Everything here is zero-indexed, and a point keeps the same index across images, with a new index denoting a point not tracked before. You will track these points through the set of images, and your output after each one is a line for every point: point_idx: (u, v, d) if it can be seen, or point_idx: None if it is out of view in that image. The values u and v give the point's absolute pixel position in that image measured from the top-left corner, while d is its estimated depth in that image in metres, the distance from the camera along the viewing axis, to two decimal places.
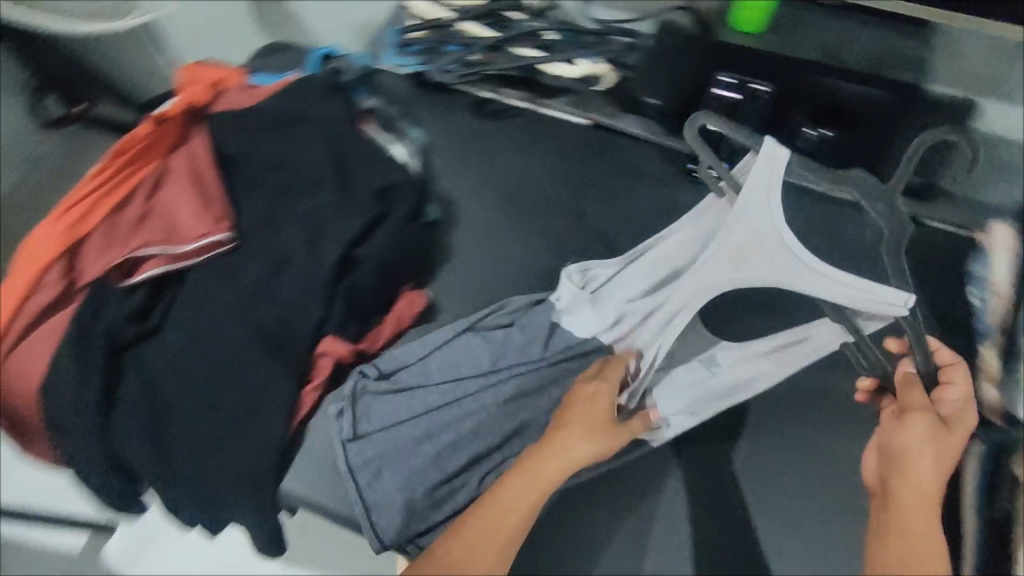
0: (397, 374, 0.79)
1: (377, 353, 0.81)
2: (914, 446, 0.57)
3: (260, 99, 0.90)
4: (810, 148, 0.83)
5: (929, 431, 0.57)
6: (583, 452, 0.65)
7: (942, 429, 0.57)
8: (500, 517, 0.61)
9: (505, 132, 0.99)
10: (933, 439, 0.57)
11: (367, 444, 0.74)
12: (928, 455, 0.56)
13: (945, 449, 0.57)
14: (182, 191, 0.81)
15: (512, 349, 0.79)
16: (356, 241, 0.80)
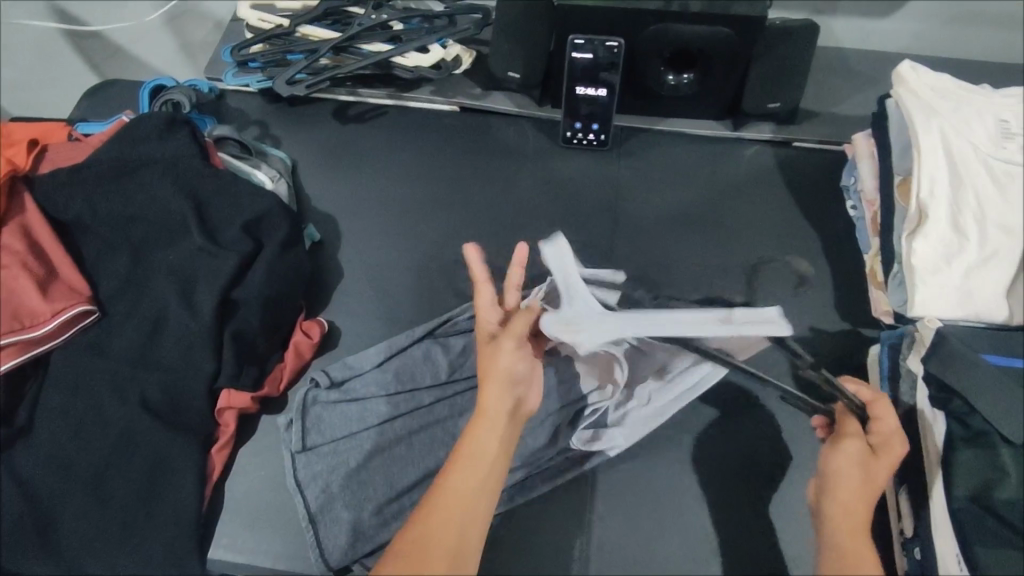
0: (350, 383, 0.75)
1: (324, 366, 0.77)
2: (846, 475, 0.60)
3: (91, 150, 0.82)
4: (673, 92, 0.89)
5: (863, 468, 0.60)
6: (501, 376, 0.61)
7: (869, 461, 0.60)
8: (479, 458, 0.58)
9: (374, 135, 0.95)
10: (857, 473, 0.60)
11: (314, 461, 0.70)
12: (857, 482, 0.59)
13: (877, 478, 0.60)
14: (22, 267, 0.73)
15: (465, 343, 0.77)
16: (233, 282, 0.75)
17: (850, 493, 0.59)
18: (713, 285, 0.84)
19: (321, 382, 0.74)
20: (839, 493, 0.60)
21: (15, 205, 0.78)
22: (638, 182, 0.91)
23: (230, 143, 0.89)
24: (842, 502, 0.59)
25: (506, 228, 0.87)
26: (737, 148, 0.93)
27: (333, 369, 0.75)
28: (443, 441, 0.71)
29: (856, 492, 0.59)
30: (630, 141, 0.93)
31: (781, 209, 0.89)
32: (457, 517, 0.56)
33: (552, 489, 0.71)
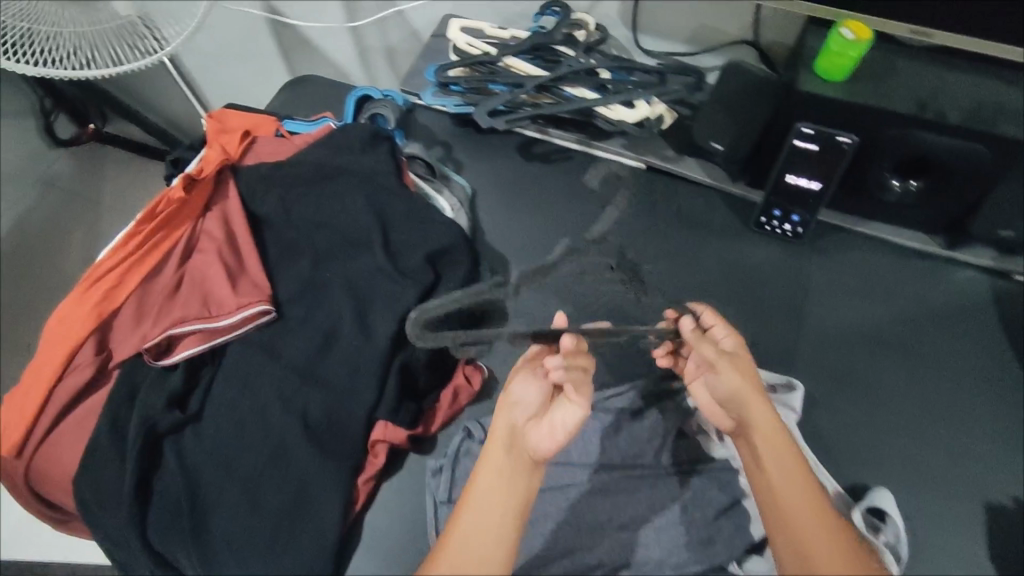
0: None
1: (478, 415, 0.76)
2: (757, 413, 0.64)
3: (295, 149, 0.83)
4: (895, 200, 0.82)
5: (735, 373, 0.67)
6: (511, 407, 0.66)
7: (736, 363, 0.68)
8: (502, 475, 0.61)
9: (557, 179, 0.93)
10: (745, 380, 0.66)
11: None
12: (766, 413, 0.64)
13: (750, 376, 0.67)
14: (218, 257, 0.76)
15: (627, 432, 0.74)
16: (409, 313, 0.74)
17: (786, 472, 0.61)
18: (901, 419, 0.76)
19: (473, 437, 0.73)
20: (770, 462, 0.62)
21: (220, 192, 0.81)
22: (829, 286, 0.84)
23: (417, 162, 0.90)
24: (791, 492, 0.59)
25: (678, 306, 0.83)
26: (947, 269, 0.84)
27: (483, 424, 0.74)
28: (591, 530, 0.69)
29: (768, 427, 0.63)
30: (827, 239, 0.87)
31: (991, 350, 0.79)
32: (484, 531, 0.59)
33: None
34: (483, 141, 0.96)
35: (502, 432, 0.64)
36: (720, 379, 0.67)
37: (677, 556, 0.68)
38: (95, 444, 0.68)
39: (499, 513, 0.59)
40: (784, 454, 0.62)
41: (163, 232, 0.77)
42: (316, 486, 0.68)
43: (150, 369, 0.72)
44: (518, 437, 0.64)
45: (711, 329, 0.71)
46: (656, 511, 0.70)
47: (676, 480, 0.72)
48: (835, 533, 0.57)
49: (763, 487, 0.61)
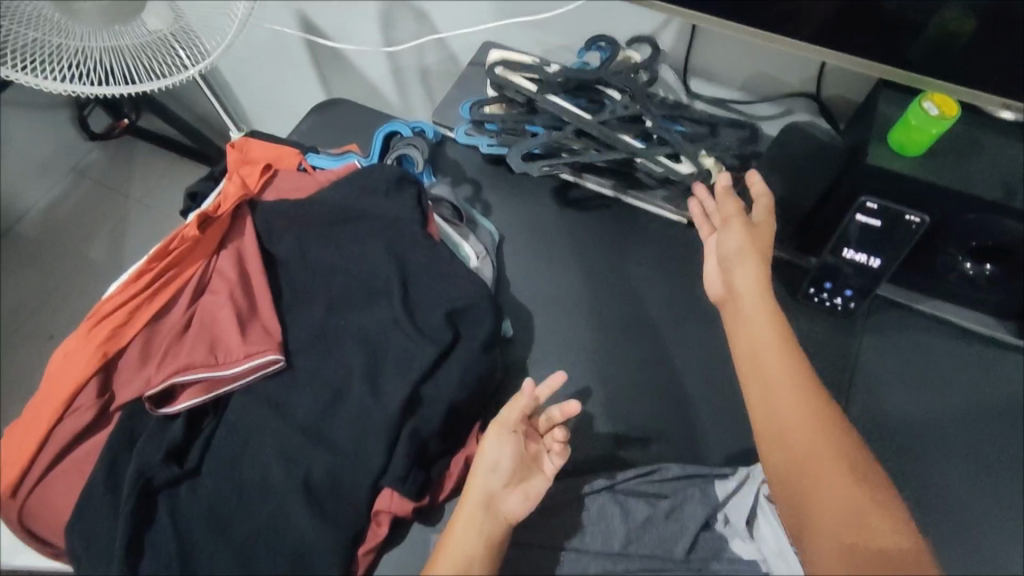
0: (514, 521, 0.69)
1: None
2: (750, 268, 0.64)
3: (318, 187, 0.79)
4: (964, 280, 0.75)
5: (740, 236, 0.66)
6: (490, 462, 0.61)
7: (751, 231, 0.67)
8: (478, 521, 0.58)
9: (591, 228, 0.87)
10: (750, 251, 0.65)
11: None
12: (764, 305, 0.62)
13: (761, 240, 0.66)
14: (229, 299, 0.72)
15: (648, 522, 0.68)
16: (424, 377, 0.69)
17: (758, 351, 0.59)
18: (954, 530, 0.68)
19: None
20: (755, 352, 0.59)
21: (236, 228, 0.77)
22: (882, 369, 0.77)
23: (444, 205, 0.85)
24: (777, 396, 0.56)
25: (712, 380, 0.77)
26: (1015, 360, 0.77)
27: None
28: None
29: (767, 330, 0.60)
30: (884, 316, 0.80)
31: None
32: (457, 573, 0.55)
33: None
34: (515, 181, 0.91)
35: (478, 482, 0.60)
36: (730, 235, 0.67)
37: None
38: (89, 492, 0.65)
39: (471, 557, 0.56)
40: (776, 357, 0.58)
41: (174, 270, 0.74)
42: (312, 557, 0.64)
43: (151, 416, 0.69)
44: (495, 501, 0.59)
45: (756, 202, 0.68)
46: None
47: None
48: (847, 463, 0.51)
49: (762, 383, 0.57)
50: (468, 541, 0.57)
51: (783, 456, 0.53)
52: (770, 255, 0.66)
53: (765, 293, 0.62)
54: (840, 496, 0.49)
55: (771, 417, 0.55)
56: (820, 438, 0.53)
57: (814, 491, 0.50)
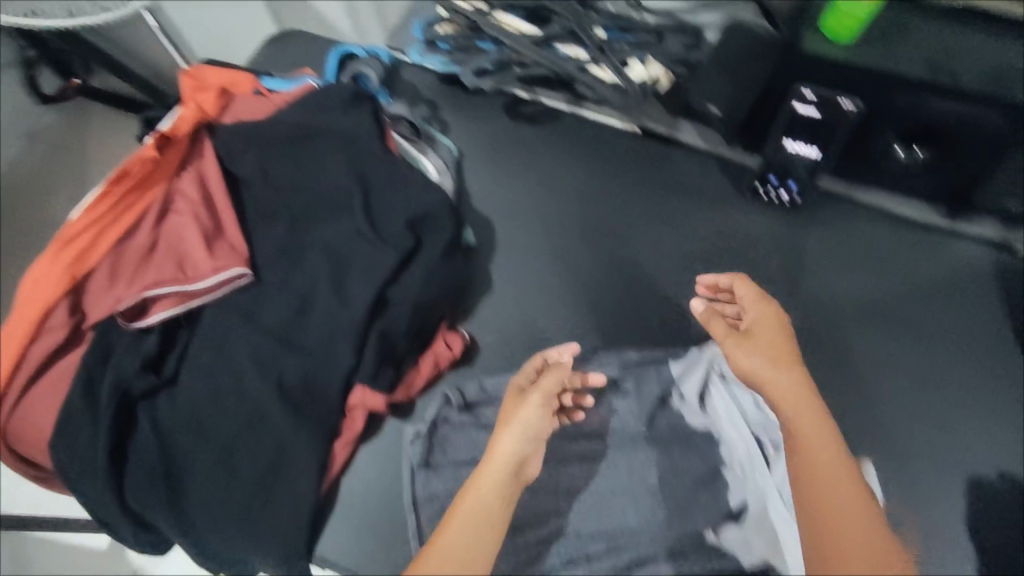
0: (482, 409, 0.72)
1: (458, 385, 0.74)
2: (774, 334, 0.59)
3: (274, 107, 0.80)
4: (899, 167, 0.78)
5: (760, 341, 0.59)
6: (526, 424, 0.59)
7: (750, 343, 0.59)
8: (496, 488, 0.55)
9: (545, 140, 0.90)
10: (774, 352, 0.58)
11: (434, 482, 0.68)
12: (794, 385, 0.55)
13: (778, 329, 0.60)
14: (194, 219, 0.74)
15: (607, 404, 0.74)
16: (389, 280, 0.72)
17: (788, 387, 0.55)
18: (888, 394, 0.74)
19: (453, 402, 0.72)
20: (792, 421, 0.54)
21: (195, 151, 0.78)
22: (826, 256, 0.81)
23: (401, 122, 0.86)
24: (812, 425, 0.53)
25: (667, 273, 0.81)
26: (949, 241, 0.81)
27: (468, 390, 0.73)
28: (569, 497, 0.69)
29: (800, 402, 0.54)
30: (828, 207, 0.83)
31: (988, 325, 0.77)
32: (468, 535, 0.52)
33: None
34: (471, 100, 0.93)
35: (509, 451, 0.57)
36: (739, 351, 0.59)
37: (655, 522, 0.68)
38: (69, 406, 0.68)
39: (490, 512, 0.53)
40: (807, 416, 0.54)
41: (137, 192, 0.75)
42: (292, 451, 0.67)
43: (124, 332, 0.71)
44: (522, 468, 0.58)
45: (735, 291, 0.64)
46: (634, 479, 0.70)
47: (654, 454, 0.71)
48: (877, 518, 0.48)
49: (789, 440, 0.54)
50: (492, 521, 0.53)
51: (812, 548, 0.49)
52: (793, 356, 0.58)
53: (803, 380, 0.56)
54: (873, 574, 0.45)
55: (811, 483, 0.50)
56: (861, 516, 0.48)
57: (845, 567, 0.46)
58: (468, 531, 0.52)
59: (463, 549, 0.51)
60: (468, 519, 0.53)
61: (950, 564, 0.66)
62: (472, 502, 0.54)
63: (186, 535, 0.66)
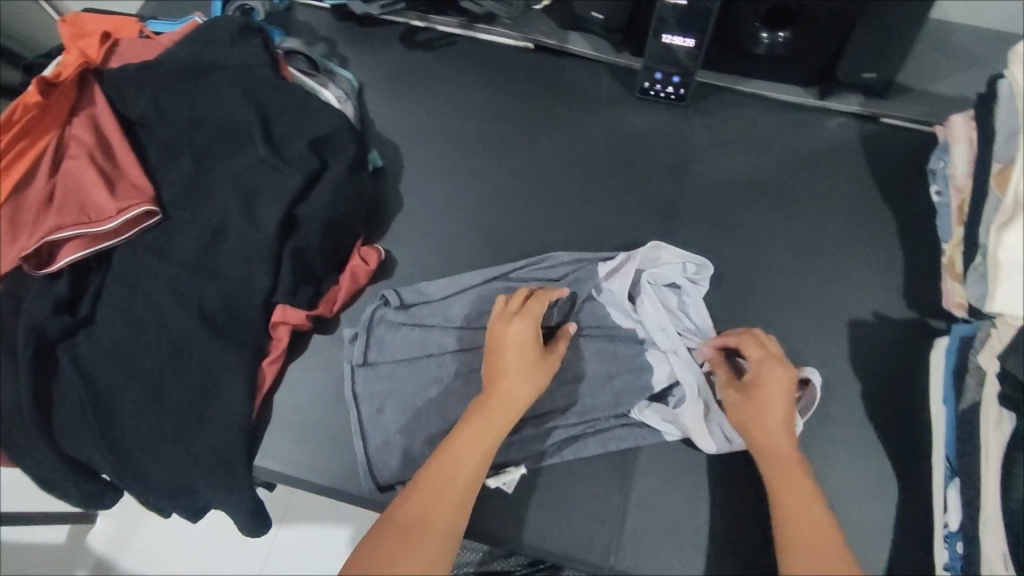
0: (418, 309, 0.75)
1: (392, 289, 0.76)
2: (772, 407, 0.61)
3: (162, 49, 0.80)
4: (765, 52, 0.85)
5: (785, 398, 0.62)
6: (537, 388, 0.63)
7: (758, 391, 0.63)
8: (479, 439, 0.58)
9: (444, 63, 0.93)
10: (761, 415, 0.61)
11: (372, 377, 0.72)
12: (783, 426, 0.61)
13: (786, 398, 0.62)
14: (90, 161, 0.73)
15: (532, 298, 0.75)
16: (297, 199, 0.74)
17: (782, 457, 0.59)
18: (778, 258, 0.81)
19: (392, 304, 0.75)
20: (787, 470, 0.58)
21: (86, 98, 0.77)
22: (711, 145, 0.87)
23: (298, 58, 0.86)
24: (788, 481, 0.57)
25: (570, 174, 0.85)
26: (820, 118, 0.89)
27: (404, 291, 0.76)
28: None
29: (787, 463, 0.59)
30: (709, 99, 0.90)
31: (859, 188, 0.85)
32: (448, 489, 0.55)
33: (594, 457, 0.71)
34: (368, 32, 0.94)
35: (517, 398, 0.61)
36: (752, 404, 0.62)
37: (584, 405, 0.71)
38: None
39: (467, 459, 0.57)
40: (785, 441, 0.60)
41: (27, 142, 0.74)
42: (219, 373, 0.69)
43: (37, 279, 0.72)
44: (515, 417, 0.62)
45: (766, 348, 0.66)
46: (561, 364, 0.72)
47: (581, 340, 0.73)
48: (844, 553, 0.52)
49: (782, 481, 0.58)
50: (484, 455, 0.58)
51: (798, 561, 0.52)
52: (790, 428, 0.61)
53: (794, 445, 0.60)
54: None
55: (791, 517, 0.55)
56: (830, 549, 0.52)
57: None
58: (467, 464, 0.57)
59: (455, 475, 0.56)
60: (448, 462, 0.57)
61: (838, 396, 0.74)
62: (471, 439, 0.58)
63: (121, 466, 0.67)
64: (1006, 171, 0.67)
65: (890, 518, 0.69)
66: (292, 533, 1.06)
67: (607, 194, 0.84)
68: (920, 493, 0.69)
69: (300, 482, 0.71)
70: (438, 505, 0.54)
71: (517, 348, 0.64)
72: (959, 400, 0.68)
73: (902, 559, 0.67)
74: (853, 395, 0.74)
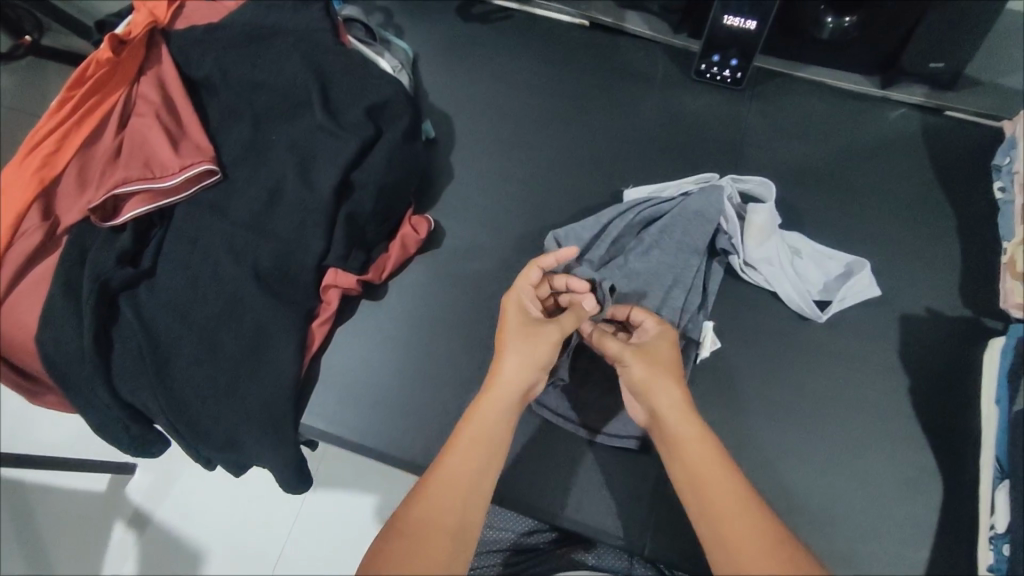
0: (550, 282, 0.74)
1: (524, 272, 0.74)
2: (662, 359, 0.59)
3: (227, 12, 0.82)
4: (830, 37, 0.83)
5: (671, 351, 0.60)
6: (535, 358, 0.58)
7: (649, 356, 0.59)
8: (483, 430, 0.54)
9: (499, 36, 0.92)
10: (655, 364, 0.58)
11: None
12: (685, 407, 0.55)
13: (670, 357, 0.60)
14: (157, 119, 0.75)
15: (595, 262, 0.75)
16: (352, 164, 0.75)
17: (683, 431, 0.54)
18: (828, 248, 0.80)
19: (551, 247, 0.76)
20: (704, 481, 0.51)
21: (153, 58, 0.79)
22: (765, 130, 0.86)
23: (356, 26, 0.87)
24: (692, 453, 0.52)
25: (622, 152, 0.85)
26: (881, 108, 0.87)
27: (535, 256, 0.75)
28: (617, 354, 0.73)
29: (684, 417, 0.54)
30: (766, 85, 0.88)
31: (918, 182, 0.83)
32: (457, 502, 0.50)
33: (640, 443, 0.70)
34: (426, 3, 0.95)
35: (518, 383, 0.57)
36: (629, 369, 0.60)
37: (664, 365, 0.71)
38: (51, 302, 0.71)
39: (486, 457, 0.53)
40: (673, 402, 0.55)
41: (97, 97, 0.76)
42: (272, 331, 0.71)
43: (100, 230, 0.74)
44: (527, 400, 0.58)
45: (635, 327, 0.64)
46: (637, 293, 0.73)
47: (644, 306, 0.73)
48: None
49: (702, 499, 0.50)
50: (491, 459, 0.53)
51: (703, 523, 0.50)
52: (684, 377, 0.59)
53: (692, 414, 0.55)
54: (746, 520, 0.48)
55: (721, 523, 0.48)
56: (714, 463, 0.51)
57: (739, 541, 0.47)
58: (472, 472, 0.52)
59: (464, 482, 0.51)
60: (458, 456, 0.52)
61: (884, 390, 0.73)
62: (470, 446, 0.53)
63: (173, 413, 0.69)
64: None
65: (931, 517, 0.68)
66: (329, 495, 1.09)
67: (658, 174, 0.83)
68: (965, 493, 0.68)
69: (343, 441, 0.73)
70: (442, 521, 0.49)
71: (512, 319, 0.61)
72: (1014, 400, 0.66)
73: (941, 557, 0.66)
74: (900, 391, 0.73)
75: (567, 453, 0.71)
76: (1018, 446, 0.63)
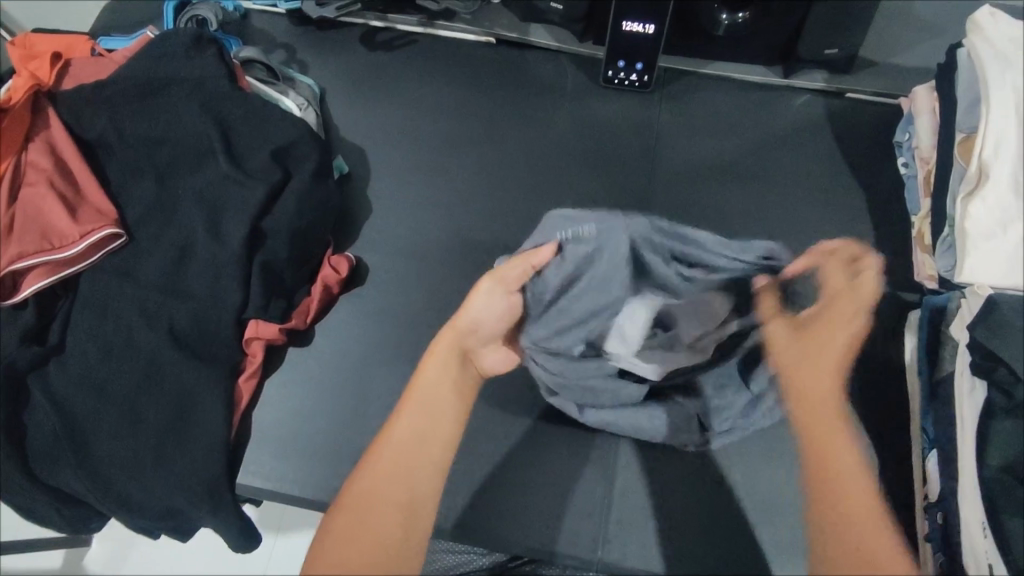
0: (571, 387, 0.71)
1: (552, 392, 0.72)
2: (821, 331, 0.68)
3: (115, 67, 0.79)
4: (726, 33, 0.85)
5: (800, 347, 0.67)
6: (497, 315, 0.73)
7: (807, 333, 0.68)
8: (427, 404, 0.64)
9: (406, 62, 0.92)
10: (817, 355, 0.67)
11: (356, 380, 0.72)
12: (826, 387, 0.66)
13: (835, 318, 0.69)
14: (49, 187, 0.71)
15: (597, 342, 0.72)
16: (263, 211, 0.73)
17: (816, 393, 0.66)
18: (750, 239, 0.81)
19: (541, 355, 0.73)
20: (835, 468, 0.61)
21: (39, 121, 0.75)
22: (677, 129, 0.87)
23: (256, 67, 0.84)
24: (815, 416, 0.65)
25: (539, 165, 0.85)
26: (785, 96, 0.89)
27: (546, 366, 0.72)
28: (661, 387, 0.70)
29: (825, 408, 0.66)
30: (674, 84, 0.90)
31: (826, 165, 0.85)
32: (399, 472, 0.59)
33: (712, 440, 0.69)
34: (330, 35, 0.93)
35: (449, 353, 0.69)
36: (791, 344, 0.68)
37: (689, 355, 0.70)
38: None
39: (435, 419, 0.64)
40: (826, 380, 0.67)
41: None
42: (196, 394, 0.69)
43: (2, 310, 0.71)
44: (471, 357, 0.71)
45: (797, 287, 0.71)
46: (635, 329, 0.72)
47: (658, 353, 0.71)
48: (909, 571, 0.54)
49: (829, 501, 0.59)
50: (438, 419, 0.64)
51: (834, 532, 0.57)
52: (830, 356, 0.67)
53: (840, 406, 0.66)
54: (882, 537, 0.56)
55: (844, 498, 0.59)
56: (842, 456, 0.62)
57: (846, 526, 0.57)
58: (416, 436, 0.62)
59: (405, 452, 0.60)
60: (406, 428, 0.62)
61: None
62: (420, 408, 0.63)
63: (96, 492, 0.66)
64: (971, 141, 0.68)
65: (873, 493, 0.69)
66: (288, 543, 1.04)
67: (578, 184, 0.84)
68: (901, 466, 0.70)
69: (284, 497, 0.71)
70: (399, 481, 0.59)
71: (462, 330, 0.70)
72: (934, 370, 0.68)
73: None
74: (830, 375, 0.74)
75: (513, 478, 0.70)
76: (942, 416, 0.66)
